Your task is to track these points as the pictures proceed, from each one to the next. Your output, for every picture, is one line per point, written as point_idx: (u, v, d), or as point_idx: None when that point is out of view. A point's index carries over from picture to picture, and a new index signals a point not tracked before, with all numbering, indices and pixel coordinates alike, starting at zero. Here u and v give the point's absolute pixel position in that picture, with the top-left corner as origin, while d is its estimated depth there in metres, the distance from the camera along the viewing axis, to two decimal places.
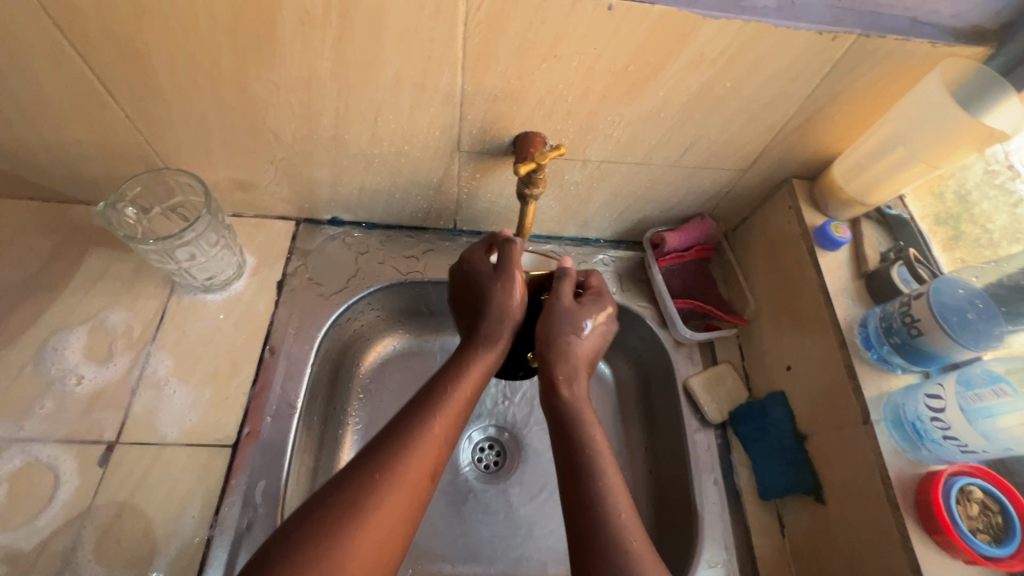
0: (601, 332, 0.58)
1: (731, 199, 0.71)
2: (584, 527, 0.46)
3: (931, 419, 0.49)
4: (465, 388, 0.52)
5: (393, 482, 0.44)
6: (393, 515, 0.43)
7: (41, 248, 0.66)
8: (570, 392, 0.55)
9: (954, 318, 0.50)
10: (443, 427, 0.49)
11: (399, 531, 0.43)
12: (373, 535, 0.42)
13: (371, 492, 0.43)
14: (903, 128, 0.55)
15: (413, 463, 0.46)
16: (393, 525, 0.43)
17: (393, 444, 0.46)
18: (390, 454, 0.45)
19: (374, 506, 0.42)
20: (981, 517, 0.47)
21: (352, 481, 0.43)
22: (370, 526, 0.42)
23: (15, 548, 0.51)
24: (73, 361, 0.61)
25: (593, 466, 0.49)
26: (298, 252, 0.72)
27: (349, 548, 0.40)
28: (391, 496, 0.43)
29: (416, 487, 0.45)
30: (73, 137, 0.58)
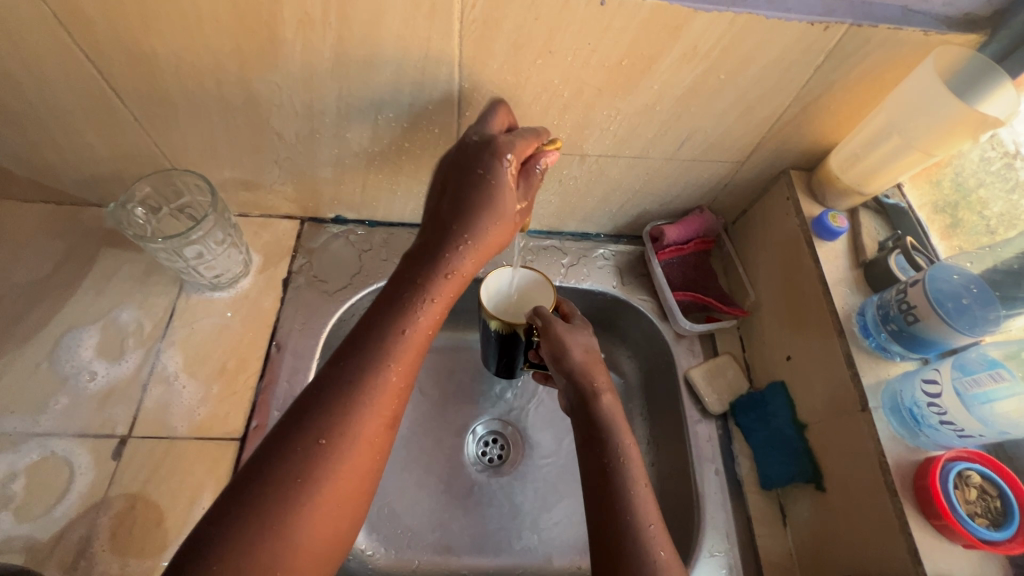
0: (589, 346, 0.61)
1: (729, 191, 0.71)
2: (613, 543, 0.48)
3: (928, 404, 0.49)
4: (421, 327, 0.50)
5: (345, 441, 0.43)
6: (351, 471, 0.43)
7: (55, 249, 0.68)
8: (610, 400, 0.58)
9: (950, 304, 0.50)
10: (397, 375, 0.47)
11: (353, 487, 0.44)
12: (333, 493, 0.42)
13: (321, 456, 0.42)
14: (898, 117, 0.55)
15: (369, 413, 0.45)
16: (354, 474, 0.44)
17: (341, 399, 0.45)
18: (336, 416, 0.44)
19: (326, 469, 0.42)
20: (980, 502, 0.47)
21: (298, 448, 0.42)
22: (329, 483, 0.42)
23: (32, 538, 0.53)
24: (86, 358, 0.63)
25: (624, 484, 0.51)
26: (303, 250, 0.73)
27: (303, 513, 0.40)
28: (343, 453, 0.43)
29: (373, 436, 0.45)
30: (84, 140, 0.60)
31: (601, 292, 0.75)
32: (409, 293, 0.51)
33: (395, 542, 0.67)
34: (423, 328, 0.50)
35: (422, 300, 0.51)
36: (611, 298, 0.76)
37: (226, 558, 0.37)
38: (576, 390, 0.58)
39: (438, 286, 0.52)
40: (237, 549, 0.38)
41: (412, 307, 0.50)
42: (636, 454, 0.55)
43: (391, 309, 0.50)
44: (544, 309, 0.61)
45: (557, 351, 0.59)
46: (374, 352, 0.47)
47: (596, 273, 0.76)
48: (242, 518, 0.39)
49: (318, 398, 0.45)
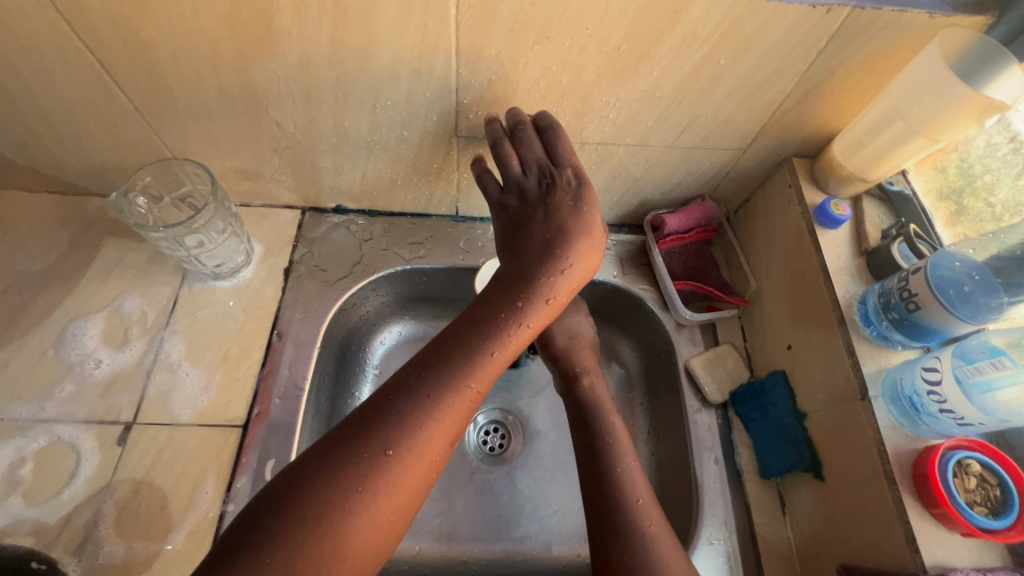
0: (577, 330, 0.65)
1: (730, 179, 0.70)
2: (609, 520, 0.48)
3: (927, 393, 0.48)
4: (506, 347, 0.50)
5: (414, 452, 0.43)
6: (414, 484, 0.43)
7: (59, 238, 0.69)
8: (591, 383, 0.61)
9: (951, 292, 0.49)
10: (473, 394, 0.47)
11: (411, 499, 0.43)
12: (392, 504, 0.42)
13: (387, 467, 0.42)
14: (902, 102, 0.53)
15: (441, 429, 0.45)
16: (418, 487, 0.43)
17: (417, 410, 0.44)
18: (408, 427, 0.43)
19: (389, 479, 0.42)
20: (979, 491, 0.47)
21: (363, 458, 0.42)
22: (391, 494, 0.42)
23: (40, 521, 0.54)
24: (91, 346, 0.63)
25: (615, 462, 0.53)
26: (304, 240, 0.73)
27: (361, 520, 0.40)
28: (407, 465, 0.43)
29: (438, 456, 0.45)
30: (86, 130, 0.60)
31: (601, 282, 0.75)
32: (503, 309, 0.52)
33: None
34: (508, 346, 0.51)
35: (515, 320, 0.52)
36: (611, 288, 0.76)
37: (276, 555, 0.37)
38: (561, 374, 0.63)
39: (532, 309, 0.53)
40: (288, 551, 0.37)
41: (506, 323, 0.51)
42: (622, 431, 0.56)
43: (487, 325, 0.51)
44: None
45: (545, 337, 0.65)
46: (461, 367, 0.47)
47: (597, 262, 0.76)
48: (298, 520, 0.38)
49: (391, 405, 0.44)
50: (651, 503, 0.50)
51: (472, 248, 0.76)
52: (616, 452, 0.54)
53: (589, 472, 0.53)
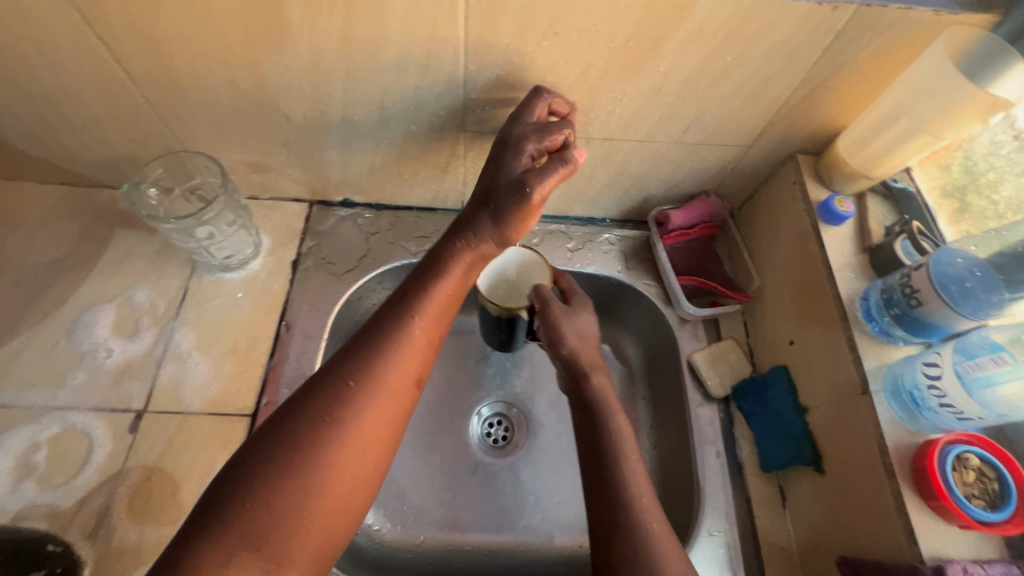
0: (584, 331, 0.63)
1: (735, 176, 0.71)
2: (614, 517, 0.49)
3: (927, 387, 0.49)
4: (449, 286, 0.54)
5: (370, 389, 0.47)
6: (375, 422, 0.47)
7: (71, 230, 0.70)
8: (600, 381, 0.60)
9: (953, 288, 0.50)
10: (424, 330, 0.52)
11: (383, 430, 0.47)
12: (353, 441, 0.45)
13: (342, 401, 0.46)
14: (907, 100, 0.54)
15: (396, 363, 0.49)
16: (379, 427, 0.47)
17: (370, 347, 0.49)
18: (365, 364, 0.48)
19: (345, 415, 0.45)
20: (977, 484, 0.48)
21: (328, 398, 0.46)
22: (353, 431, 0.45)
23: (54, 505, 0.55)
24: (103, 335, 0.65)
25: (621, 470, 0.52)
26: (311, 233, 0.74)
27: (333, 447, 0.44)
28: (365, 402, 0.47)
29: (398, 393, 0.48)
30: (98, 122, 0.61)
31: (606, 277, 0.76)
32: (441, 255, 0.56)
33: (402, 518, 0.69)
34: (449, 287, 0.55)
35: (455, 260, 0.55)
36: (615, 283, 0.76)
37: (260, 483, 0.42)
38: (568, 373, 0.61)
39: (467, 256, 0.56)
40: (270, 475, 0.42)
41: (442, 268, 0.55)
42: (626, 428, 0.57)
43: (427, 272, 0.55)
44: (545, 290, 0.62)
45: (552, 336, 0.62)
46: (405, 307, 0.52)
47: (602, 257, 0.77)
48: (275, 450, 0.43)
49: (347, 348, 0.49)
50: (655, 504, 0.51)
51: None
52: (621, 461, 0.53)
53: (594, 475, 0.53)
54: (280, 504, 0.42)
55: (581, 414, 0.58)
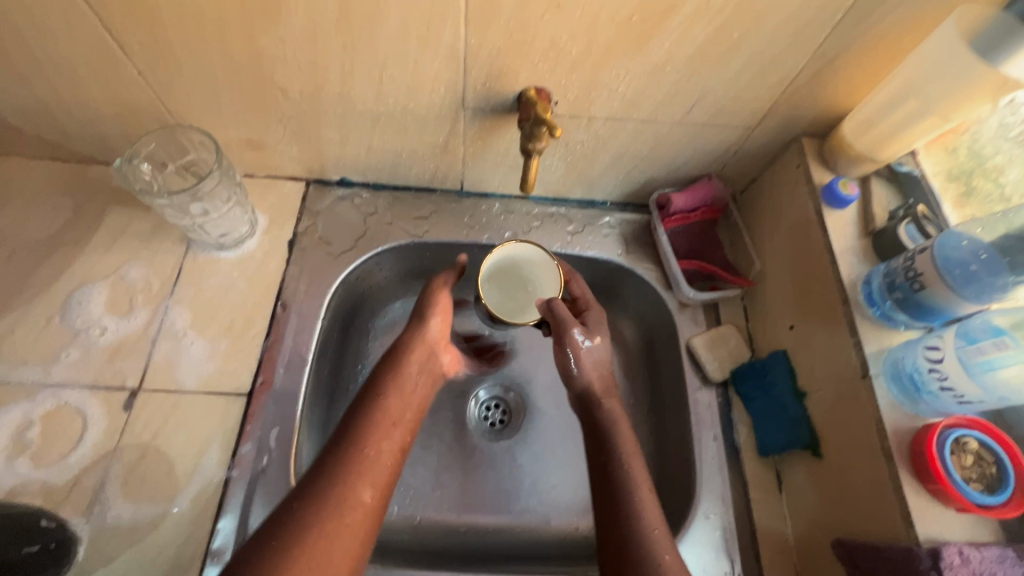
0: (601, 361, 0.63)
1: (738, 158, 0.70)
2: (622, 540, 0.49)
3: (929, 370, 0.49)
4: (391, 401, 0.56)
5: (323, 503, 0.46)
6: (343, 527, 0.45)
7: (64, 205, 0.69)
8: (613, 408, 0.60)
9: (958, 271, 0.49)
10: (373, 447, 0.52)
11: (347, 547, 0.45)
12: (318, 554, 0.43)
13: (300, 514, 0.45)
14: (916, 80, 0.53)
15: (351, 484, 0.48)
16: (348, 537, 0.45)
17: (320, 470, 0.49)
18: (316, 488, 0.47)
19: (304, 523, 0.44)
20: (976, 468, 0.47)
21: (286, 510, 0.45)
22: (319, 544, 0.43)
23: (49, 482, 0.55)
24: (96, 313, 0.64)
25: (634, 507, 0.51)
26: (308, 212, 0.73)
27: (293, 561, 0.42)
28: (326, 509, 0.45)
29: (358, 504, 0.47)
30: (89, 95, 0.60)
31: (605, 260, 0.75)
32: (378, 386, 0.58)
33: (398, 499, 0.69)
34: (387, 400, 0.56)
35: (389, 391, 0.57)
36: (615, 266, 0.76)
37: None
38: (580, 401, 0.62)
39: (408, 367, 0.60)
40: None
41: (383, 393, 0.57)
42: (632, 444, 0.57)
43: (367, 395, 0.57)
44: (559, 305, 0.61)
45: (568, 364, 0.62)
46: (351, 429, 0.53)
47: (601, 241, 0.76)
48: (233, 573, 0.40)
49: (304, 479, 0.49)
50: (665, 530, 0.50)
51: (477, 224, 0.76)
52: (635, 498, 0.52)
53: (602, 500, 0.53)
54: None
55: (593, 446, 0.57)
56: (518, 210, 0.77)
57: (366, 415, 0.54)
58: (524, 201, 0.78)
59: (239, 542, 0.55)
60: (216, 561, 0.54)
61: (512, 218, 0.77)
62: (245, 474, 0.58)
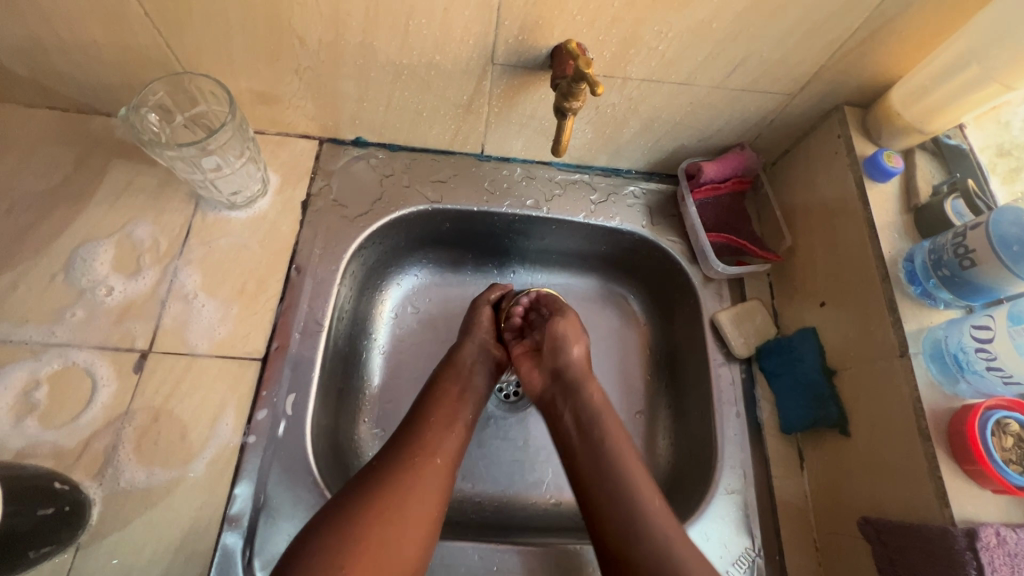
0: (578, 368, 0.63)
1: (774, 127, 0.67)
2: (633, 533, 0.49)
3: (975, 350, 0.47)
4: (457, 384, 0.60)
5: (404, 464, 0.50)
6: (423, 490, 0.49)
7: (65, 158, 0.65)
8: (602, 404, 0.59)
9: (1013, 248, 0.47)
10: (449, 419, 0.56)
11: (428, 506, 0.48)
12: (399, 505, 0.47)
13: (378, 474, 0.49)
14: (978, 44, 0.50)
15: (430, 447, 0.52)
16: (425, 495, 0.48)
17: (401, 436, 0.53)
18: (399, 449, 0.51)
19: (389, 483, 0.48)
20: (1015, 449, 0.46)
21: (367, 472, 0.49)
22: (401, 500, 0.47)
23: (59, 445, 0.53)
24: (102, 272, 0.61)
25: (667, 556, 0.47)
26: (321, 172, 0.70)
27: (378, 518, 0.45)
28: (406, 475, 0.49)
29: (431, 464, 0.51)
30: (91, 38, 0.56)
31: (629, 231, 0.73)
32: (452, 369, 0.61)
33: None
34: (455, 386, 0.60)
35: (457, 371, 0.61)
36: (638, 238, 0.73)
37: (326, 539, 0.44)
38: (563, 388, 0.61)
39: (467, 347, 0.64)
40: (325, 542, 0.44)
41: (455, 377, 0.61)
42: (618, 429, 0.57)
43: (435, 380, 0.60)
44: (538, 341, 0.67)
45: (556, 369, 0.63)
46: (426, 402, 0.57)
47: (625, 211, 0.74)
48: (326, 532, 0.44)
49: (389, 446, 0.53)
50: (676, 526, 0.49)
51: (498, 189, 0.73)
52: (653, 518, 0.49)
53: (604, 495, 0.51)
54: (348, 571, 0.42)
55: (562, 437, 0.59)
56: (540, 176, 0.74)
57: (439, 391, 0.58)
58: (546, 167, 0.75)
59: (256, 508, 0.54)
60: (233, 527, 0.53)
61: (533, 184, 0.74)
62: (260, 442, 0.56)
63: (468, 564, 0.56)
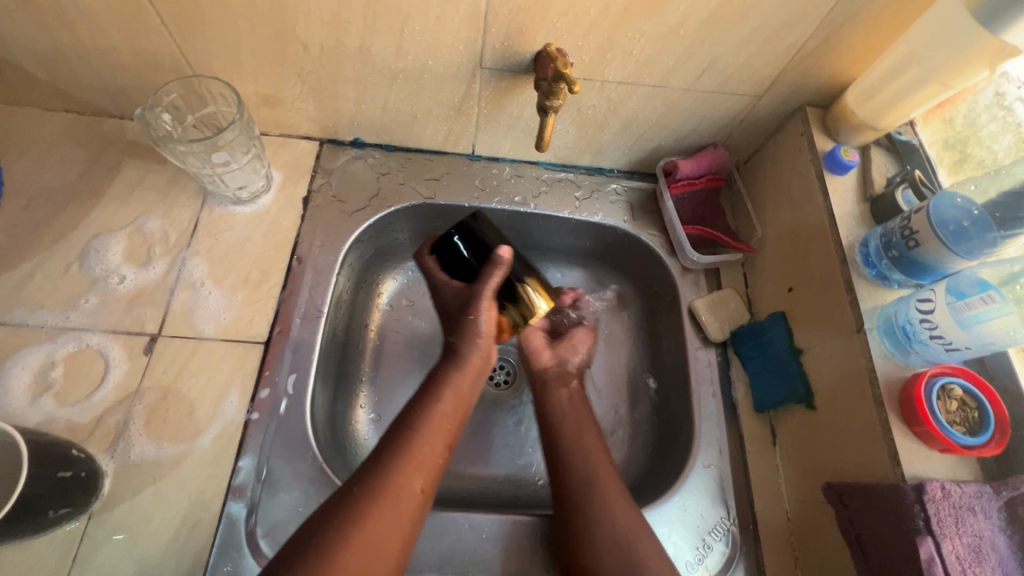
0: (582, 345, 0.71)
1: (743, 128, 0.72)
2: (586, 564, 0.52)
3: (920, 321, 0.52)
4: (444, 402, 0.57)
5: (380, 494, 0.49)
6: (394, 522, 0.48)
7: (80, 157, 0.70)
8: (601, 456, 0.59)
9: (951, 227, 0.52)
10: (431, 443, 0.54)
11: (394, 538, 0.48)
12: (370, 538, 0.47)
13: (353, 511, 0.48)
14: (918, 48, 0.55)
15: (406, 475, 0.51)
16: (393, 527, 0.48)
17: (380, 458, 0.52)
18: (378, 477, 0.50)
19: (367, 516, 0.47)
20: (959, 412, 0.51)
21: (342, 503, 0.48)
22: (372, 532, 0.47)
23: (73, 420, 0.56)
24: (115, 262, 0.65)
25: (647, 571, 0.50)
26: (322, 170, 0.75)
27: (349, 550, 0.45)
28: (382, 507, 0.48)
29: (408, 494, 0.50)
30: (109, 44, 0.60)
31: (611, 226, 0.78)
32: (433, 387, 0.58)
33: None
34: (450, 407, 0.57)
35: (447, 386, 0.58)
36: (620, 233, 0.78)
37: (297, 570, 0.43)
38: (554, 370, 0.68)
39: (471, 362, 0.60)
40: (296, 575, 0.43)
41: (437, 392, 0.58)
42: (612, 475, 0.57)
43: (425, 396, 0.57)
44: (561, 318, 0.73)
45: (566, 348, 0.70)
46: (410, 419, 0.55)
47: (608, 206, 0.78)
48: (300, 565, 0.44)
49: (365, 468, 0.51)
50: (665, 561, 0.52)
51: (488, 187, 0.77)
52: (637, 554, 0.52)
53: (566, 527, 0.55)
54: None
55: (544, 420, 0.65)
56: (528, 175, 0.79)
57: (424, 411, 0.56)
58: (534, 166, 0.80)
59: (259, 480, 0.57)
60: (238, 497, 0.56)
61: (521, 182, 0.79)
62: (261, 421, 0.60)
63: (458, 532, 0.58)
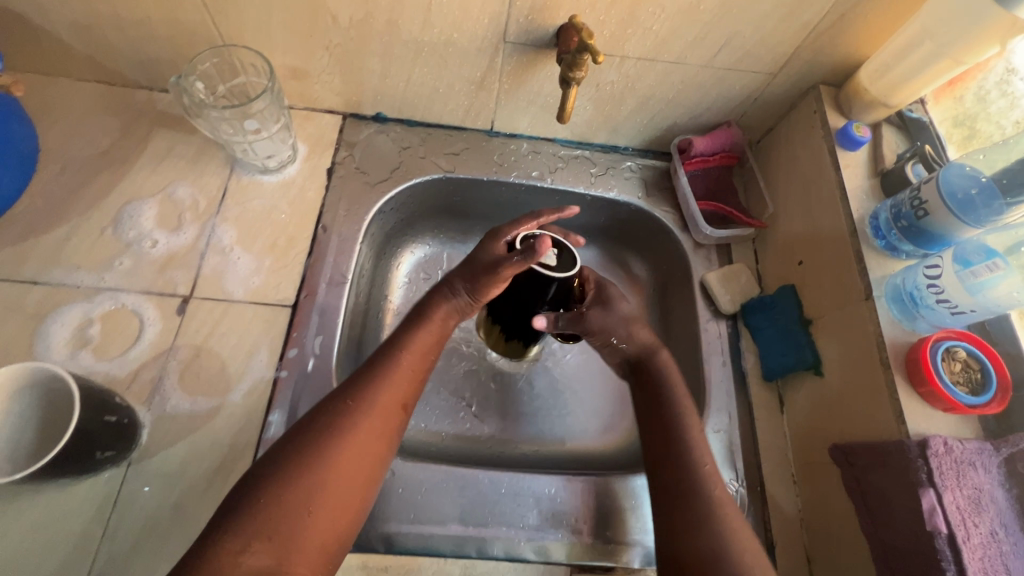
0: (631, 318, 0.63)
1: (758, 106, 0.74)
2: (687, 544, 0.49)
3: (927, 286, 0.54)
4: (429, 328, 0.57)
5: (363, 408, 0.50)
6: (370, 436, 0.50)
7: (112, 126, 0.72)
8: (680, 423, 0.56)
9: (959, 196, 0.54)
10: (412, 362, 0.55)
11: (372, 451, 0.50)
12: (353, 450, 0.48)
13: (339, 419, 0.49)
14: (931, 25, 0.57)
15: (387, 391, 0.52)
16: (371, 440, 0.50)
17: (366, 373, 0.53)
18: (363, 389, 0.51)
19: (350, 428, 0.49)
20: (963, 373, 0.53)
21: (327, 411, 0.50)
22: (352, 444, 0.48)
23: (111, 374, 0.59)
24: (147, 227, 0.67)
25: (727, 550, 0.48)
26: (345, 143, 0.77)
27: (333, 460, 0.47)
28: (361, 420, 0.49)
29: (389, 411, 0.51)
30: (144, 14, 0.62)
31: (625, 201, 0.80)
32: (417, 316, 0.58)
33: (422, 416, 0.73)
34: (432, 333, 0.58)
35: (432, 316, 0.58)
36: (634, 208, 0.80)
37: (281, 474, 0.46)
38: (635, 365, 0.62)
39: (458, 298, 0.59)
40: (278, 478, 0.45)
41: (423, 318, 0.58)
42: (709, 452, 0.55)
43: (409, 323, 0.58)
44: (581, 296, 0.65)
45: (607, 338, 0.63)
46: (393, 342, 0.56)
47: (623, 182, 0.80)
48: (285, 470, 0.46)
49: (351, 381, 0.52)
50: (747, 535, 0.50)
51: (506, 162, 0.79)
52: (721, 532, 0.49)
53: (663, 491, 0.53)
54: (291, 507, 0.44)
55: (644, 397, 0.60)
56: (545, 151, 0.81)
57: (410, 333, 0.56)
58: (551, 143, 0.82)
59: None
60: None
61: (538, 158, 0.81)
62: (288, 379, 0.62)
63: (478, 487, 0.61)
